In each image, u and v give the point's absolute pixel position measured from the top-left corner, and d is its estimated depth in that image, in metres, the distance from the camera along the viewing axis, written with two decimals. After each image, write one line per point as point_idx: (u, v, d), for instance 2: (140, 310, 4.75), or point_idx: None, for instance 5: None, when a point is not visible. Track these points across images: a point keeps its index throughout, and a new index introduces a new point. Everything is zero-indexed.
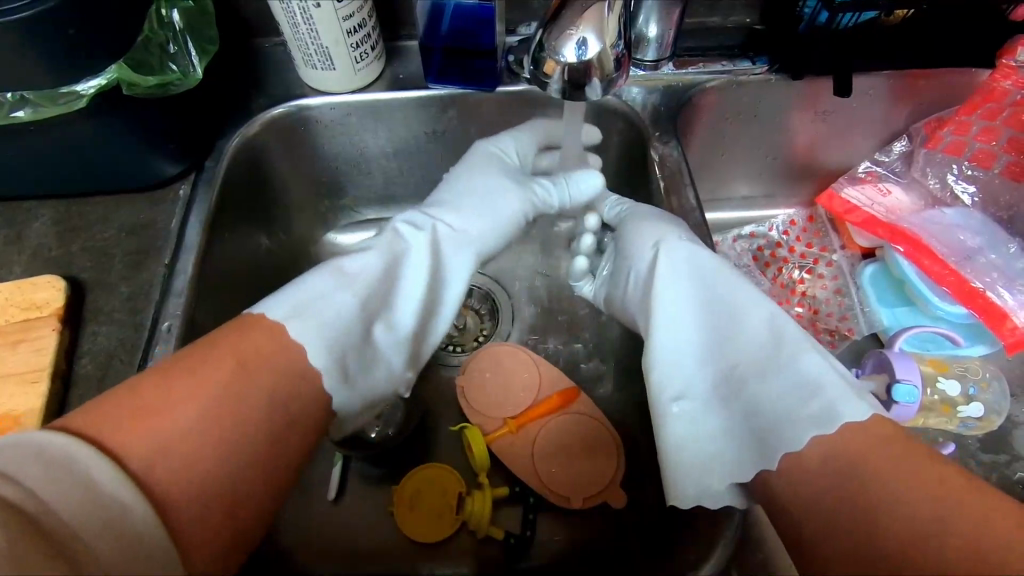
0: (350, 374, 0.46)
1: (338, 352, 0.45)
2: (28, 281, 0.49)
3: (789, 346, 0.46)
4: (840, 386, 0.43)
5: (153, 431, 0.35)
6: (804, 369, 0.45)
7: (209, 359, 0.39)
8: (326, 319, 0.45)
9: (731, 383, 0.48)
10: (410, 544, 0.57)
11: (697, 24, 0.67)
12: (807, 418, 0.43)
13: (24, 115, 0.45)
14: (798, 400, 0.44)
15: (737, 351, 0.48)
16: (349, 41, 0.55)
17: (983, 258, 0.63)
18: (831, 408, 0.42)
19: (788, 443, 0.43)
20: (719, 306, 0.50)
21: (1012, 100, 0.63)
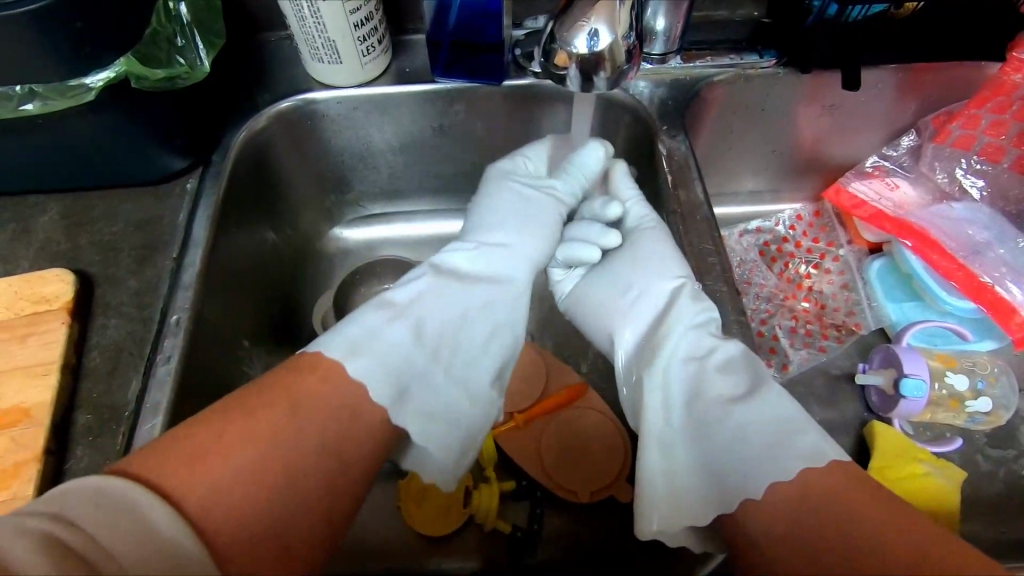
0: (430, 406, 0.47)
1: (398, 385, 0.45)
2: (36, 275, 0.49)
3: (765, 387, 0.45)
4: (815, 429, 0.42)
5: (208, 473, 0.35)
6: (784, 408, 0.44)
7: (267, 403, 0.39)
8: (392, 357, 0.46)
9: (704, 419, 0.45)
10: (417, 538, 0.57)
11: (704, 18, 0.67)
12: (784, 458, 0.41)
13: (33, 108, 0.46)
14: (778, 438, 0.42)
15: (710, 387, 0.46)
16: (356, 34, 0.55)
17: (991, 253, 0.63)
18: (816, 447, 0.41)
19: (763, 482, 0.41)
20: (697, 340, 0.49)
21: (1021, 94, 0.63)
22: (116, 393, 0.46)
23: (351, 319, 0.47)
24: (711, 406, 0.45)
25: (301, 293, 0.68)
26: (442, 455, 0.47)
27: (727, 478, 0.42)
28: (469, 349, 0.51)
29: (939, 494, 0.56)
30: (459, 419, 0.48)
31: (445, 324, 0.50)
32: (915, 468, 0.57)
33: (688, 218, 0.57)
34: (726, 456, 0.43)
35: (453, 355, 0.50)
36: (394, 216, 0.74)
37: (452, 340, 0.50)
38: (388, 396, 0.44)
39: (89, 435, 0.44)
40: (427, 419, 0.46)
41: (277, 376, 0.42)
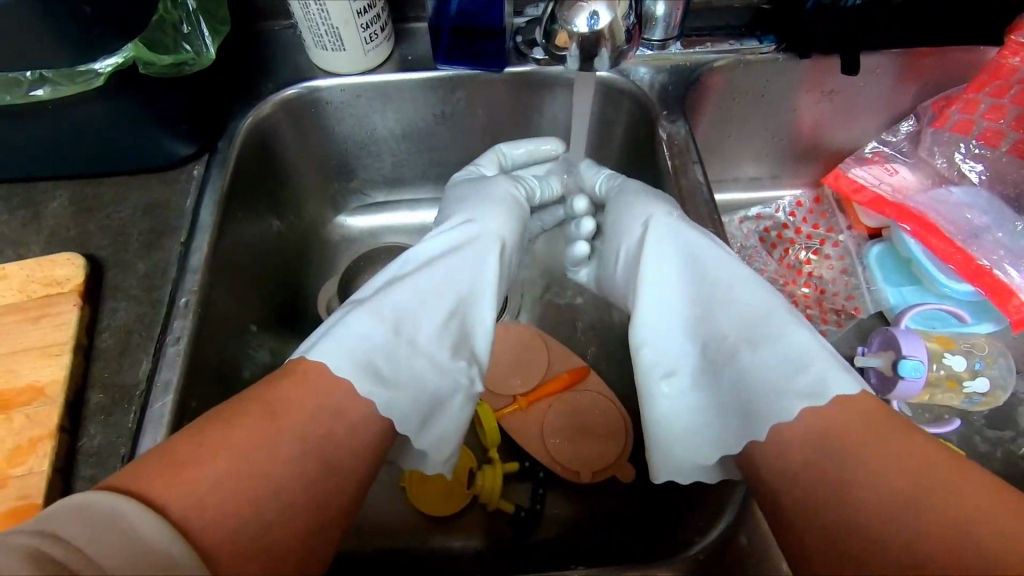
0: (398, 380, 0.45)
1: (364, 364, 0.44)
2: (48, 258, 0.50)
3: (777, 323, 0.46)
4: (826, 360, 0.43)
5: (190, 482, 0.35)
6: (794, 343, 0.45)
7: (242, 411, 0.39)
8: (358, 337, 0.45)
9: (717, 360, 0.48)
10: (422, 518, 0.58)
11: (704, 4, 0.67)
12: (796, 392, 0.43)
13: (43, 94, 0.47)
14: (789, 374, 0.44)
15: (717, 328, 0.48)
16: (359, 21, 0.55)
17: (989, 236, 0.64)
18: (822, 382, 0.43)
19: (778, 415, 0.43)
20: (704, 286, 0.50)
21: (1019, 78, 0.63)
22: (127, 373, 0.47)
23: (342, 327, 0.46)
24: (720, 349, 0.48)
25: (306, 280, 0.69)
26: (412, 420, 0.46)
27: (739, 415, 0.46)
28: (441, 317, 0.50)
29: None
30: (429, 382, 0.47)
31: (410, 302, 0.50)
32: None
33: (688, 203, 0.57)
34: (738, 397, 0.46)
35: (418, 332, 0.49)
36: (397, 204, 0.75)
37: (415, 315, 0.49)
38: (356, 376, 0.43)
39: (101, 413, 0.45)
40: (397, 395, 0.45)
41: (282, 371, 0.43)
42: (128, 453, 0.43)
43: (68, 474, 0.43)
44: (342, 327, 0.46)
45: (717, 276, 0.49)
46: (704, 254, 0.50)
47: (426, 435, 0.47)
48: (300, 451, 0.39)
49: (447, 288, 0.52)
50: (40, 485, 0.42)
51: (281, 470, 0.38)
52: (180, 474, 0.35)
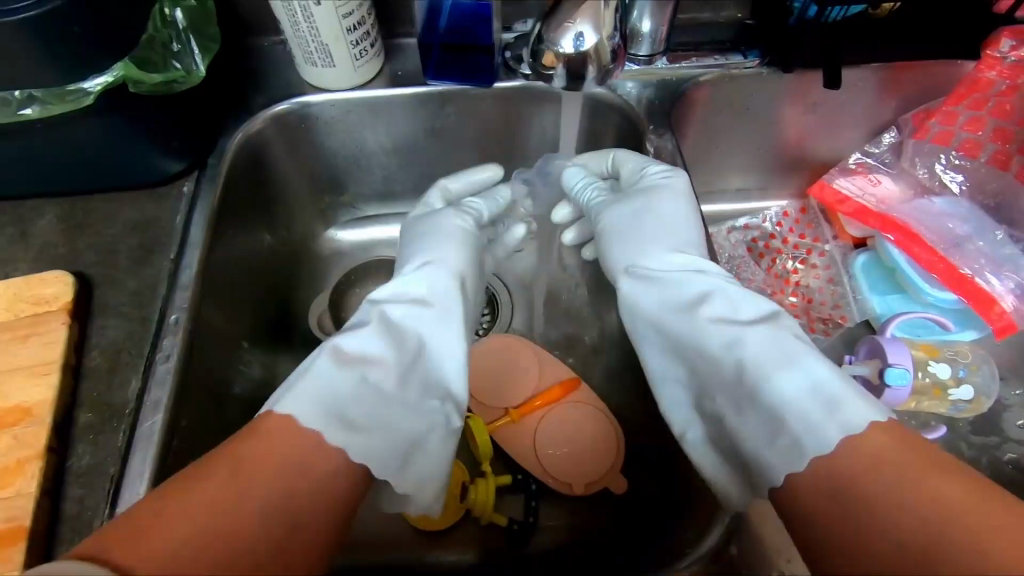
0: (370, 428, 0.44)
1: (331, 406, 0.43)
2: (37, 277, 0.50)
3: (788, 342, 0.45)
4: (819, 399, 0.41)
5: (160, 542, 0.32)
6: (806, 372, 0.43)
7: (209, 469, 0.36)
8: (321, 391, 0.44)
9: (728, 404, 0.46)
10: (416, 533, 0.58)
11: (689, 20, 0.68)
12: (793, 441, 0.41)
13: (32, 113, 0.46)
14: (799, 413, 0.41)
15: (721, 363, 0.47)
16: (349, 38, 0.56)
17: (971, 245, 0.65)
18: (814, 429, 0.40)
19: (789, 465, 0.41)
20: (704, 309, 0.50)
21: (996, 91, 0.65)
22: (116, 392, 0.47)
23: (309, 372, 0.45)
24: (728, 386, 0.46)
25: (297, 294, 0.69)
26: (388, 465, 0.45)
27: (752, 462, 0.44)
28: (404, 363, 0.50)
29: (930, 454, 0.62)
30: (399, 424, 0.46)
31: (371, 348, 0.50)
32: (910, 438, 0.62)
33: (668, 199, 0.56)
34: (742, 448, 0.45)
35: (384, 377, 0.48)
36: (390, 217, 0.75)
37: (377, 361, 0.49)
38: (325, 425, 0.42)
39: (89, 433, 0.45)
40: (372, 441, 0.44)
41: (252, 424, 0.40)
42: (118, 474, 0.43)
43: (56, 495, 0.43)
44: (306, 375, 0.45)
45: (695, 317, 0.49)
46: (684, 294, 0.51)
47: (403, 478, 0.46)
48: (283, 483, 0.37)
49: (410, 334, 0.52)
50: (28, 506, 0.41)
51: (263, 507, 0.36)
52: (160, 519, 0.33)
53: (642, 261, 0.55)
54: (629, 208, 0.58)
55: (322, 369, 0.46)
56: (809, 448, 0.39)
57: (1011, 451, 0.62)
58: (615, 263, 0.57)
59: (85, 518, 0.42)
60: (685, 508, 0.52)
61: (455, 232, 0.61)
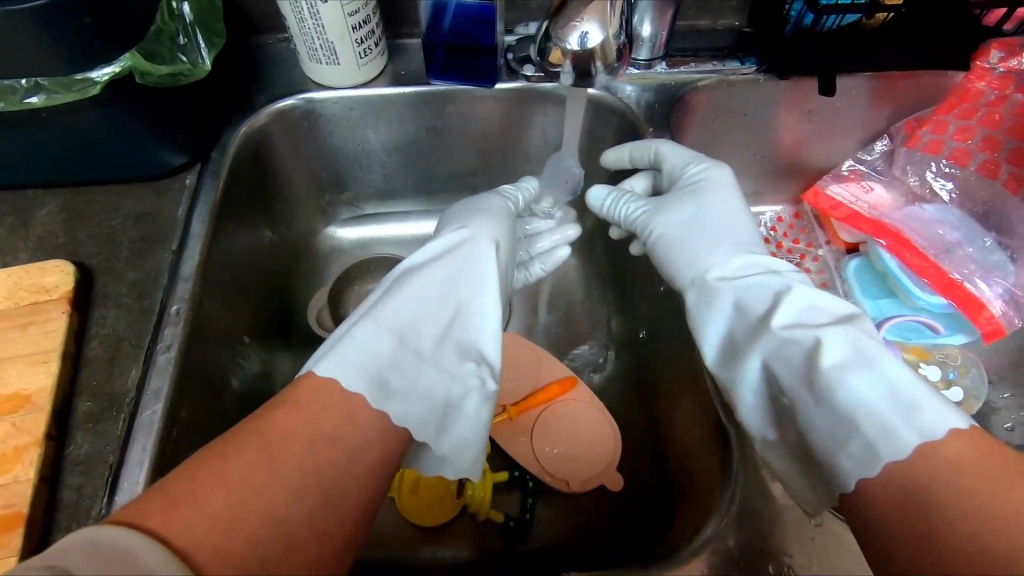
0: (408, 392, 0.44)
1: (373, 372, 0.43)
2: (36, 265, 0.49)
3: (865, 345, 0.43)
4: (894, 410, 0.40)
5: (189, 513, 0.31)
6: (882, 373, 0.41)
7: (241, 442, 0.36)
8: (361, 353, 0.44)
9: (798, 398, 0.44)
10: (412, 527, 0.58)
11: (687, 26, 0.70)
12: (870, 450, 0.39)
13: (38, 101, 0.46)
14: (881, 420, 0.39)
15: (791, 357, 0.45)
16: (354, 36, 0.57)
17: (961, 251, 0.67)
18: (891, 434, 0.39)
19: (860, 472, 0.40)
20: (773, 310, 0.48)
21: (985, 101, 0.67)
22: (116, 381, 0.47)
23: (351, 340, 0.44)
24: (797, 382, 0.44)
25: (296, 289, 0.69)
26: (425, 428, 0.44)
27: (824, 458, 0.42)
28: (443, 328, 0.49)
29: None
30: (438, 391, 0.46)
31: (409, 312, 0.49)
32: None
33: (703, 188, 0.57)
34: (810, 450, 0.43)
35: (423, 340, 0.48)
36: (390, 216, 0.76)
37: (416, 323, 0.48)
38: (365, 388, 0.42)
39: (89, 422, 0.45)
40: (410, 405, 0.43)
41: (285, 394, 0.40)
42: (117, 462, 0.43)
43: (54, 483, 0.43)
44: (349, 339, 0.45)
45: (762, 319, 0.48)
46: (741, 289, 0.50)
47: (443, 442, 0.46)
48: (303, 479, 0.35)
49: (446, 297, 0.51)
50: (26, 493, 0.41)
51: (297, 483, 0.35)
52: (178, 503, 0.32)
53: (707, 262, 0.53)
54: (679, 209, 0.57)
55: (365, 337, 0.45)
56: (883, 458, 0.38)
57: None
58: (665, 259, 0.56)
59: (82, 506, 0.42)
60: (681, 504, 0.53)
61: (489, 207, 0.61)
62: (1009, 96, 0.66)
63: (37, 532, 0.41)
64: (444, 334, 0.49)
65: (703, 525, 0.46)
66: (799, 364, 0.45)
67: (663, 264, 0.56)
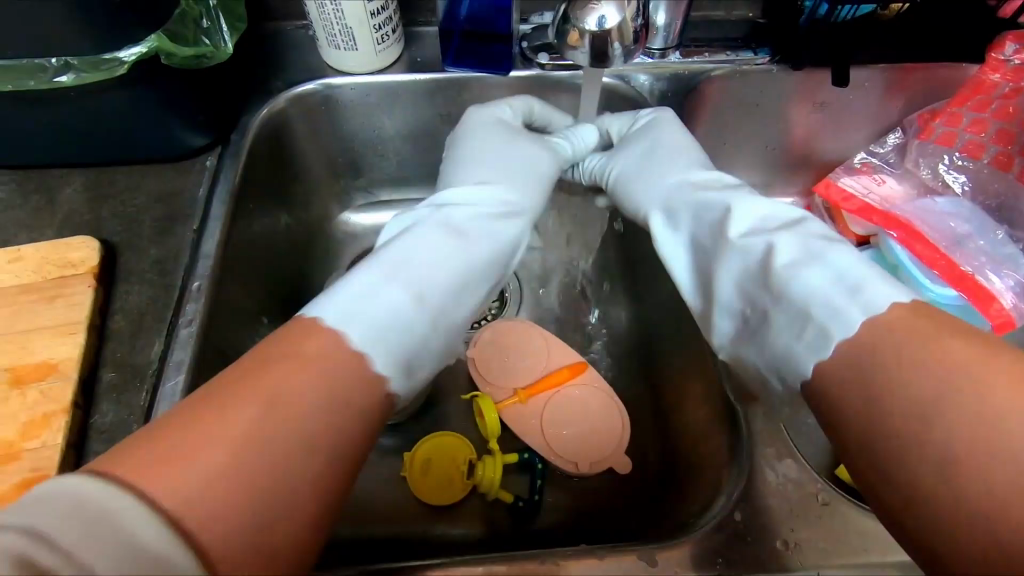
0: (428, 353, 0.43)
1: (401, 323, 0.41)
2: (64, 241, 0.51)
3: (815, 242, 0.44)
4: (835, 292, 0.40)
5: (190, 472, 0.29)
6: (832, 261, 0.42)
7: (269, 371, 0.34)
8: (378, 310, 0.40)
9: (756, 307, 0.46)
10: (423, 506, 0.59)
11: (702, 17, 0.70)
12: (814, 336, 0.40)
13: (67, 80, 0.48)
14: (813, 308, 0.40)
15: (741, 260, 0.47)
16: (373, 22, 0.57)
17: (972, 243, 0.67)
18: (832, 315, 0.39)
19: (810, 356, 0.40)
20: (729, 221, 0.49)
21: (1000, 93, 0.66)
22: (139, 353, 0.48)
23: (372, 285, 0.42)
24: (752, 286, 0.46)
25: (311, 274, 0.70)
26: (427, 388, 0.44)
27: (780, 363, 0.43)
28: (473, 271, 0.48)
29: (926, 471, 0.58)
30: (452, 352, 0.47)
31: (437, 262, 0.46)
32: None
33: (659, 129, 0.60)
34: (768, 357, 0.44)
35: (449, 295, 0.46)
36: (402, 203, 0.76)
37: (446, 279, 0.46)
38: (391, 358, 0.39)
39: (114, 392, 0.46)
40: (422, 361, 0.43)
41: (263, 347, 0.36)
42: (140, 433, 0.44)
43: (80, 449, 0.44)
44: (373, 285, 0.42)
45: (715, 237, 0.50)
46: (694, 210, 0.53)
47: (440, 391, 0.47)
48: None
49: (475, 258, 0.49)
50: (54, 458, 0.42)
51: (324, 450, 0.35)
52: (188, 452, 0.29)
53: (665, 185, 0.56)
54: (636, 147, 0.60)
55: (391, 287, 0.42)
56: (830, 335, 0.39)
57: None
58: (630, 189, 0.59)
59: None
60: (688, 486, 0.54)
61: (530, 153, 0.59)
62: (1023, 88, 0.65)
63: None
64: (472, 285, 0.48)
65: (714, 502, 0.48)
66: (751, 267, 0.46)
67: (625, 199, 0.60)
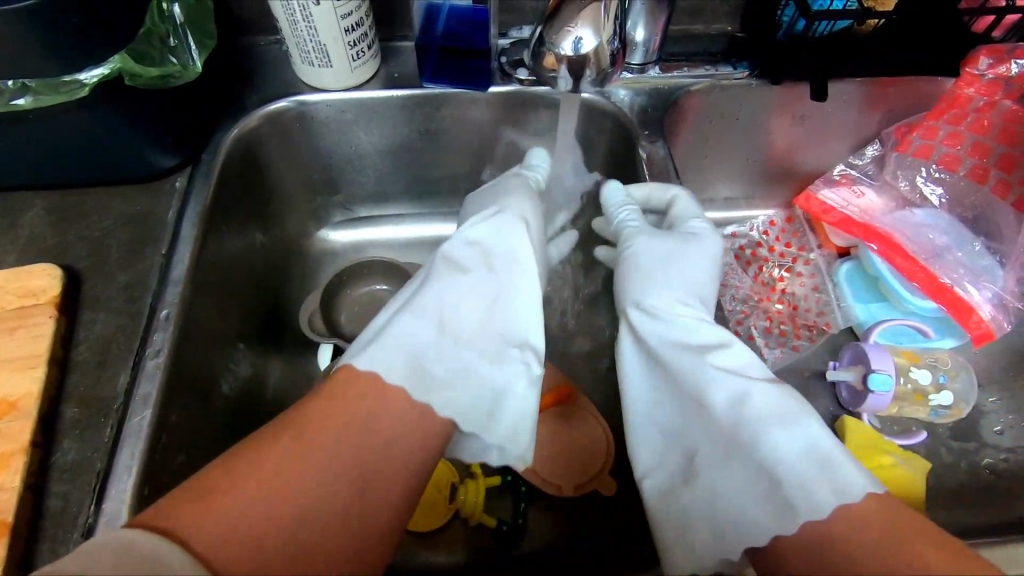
0: (451, 381, 0.47)
1: (420, 363, 0.46)
2: (24, 269, 0.49)
3: (791, 407, 0.45)
4: (811, 467, 0.41)
5: (220, 509, 0.34)
6: (806, 433, 0.43)
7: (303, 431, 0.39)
8: (397, 337, 0.47)
9: (716, 452, 0.45)
10: (404, 534, 0.58)
11: (681, 31, 0.70)
12: (781, 505, 0.41)
13: (25, 103, 0.46)
14: (764, 485, 0.42)
15: (713, 402, 0.47)
16: (347, 38, 0.56)
17: (951, 256, 0.67)
18: (802, 489, 0.40)
19: (773, 522, 0.41)
20: (714, 353, 0.50)
21: (974, 106, 0.67)
22: (105, 387, 0.46)
23: (393, 331, 0.47)
24: (714, 433, 0.46)
25: (289, 295, 0.68)
26: (475, 420, 0.47)
27: (721, 524, 0.44)
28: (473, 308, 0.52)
29: (907, 484, 0.59)
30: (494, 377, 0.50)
31: (446, 301, 0.51)
32: (882, 461, 0.60)
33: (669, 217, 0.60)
34: (720, 505, 0.44)
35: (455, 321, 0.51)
36: (382, 219, 0.75)
37: (458, 312, 0.51)
38: (408, 379, 0.45)
39: (77, 428, 0.45)
40: (453, 394, 0.46)
41: (322, 385, 0.43)
42: (104, 471, 0.42)
43: (40, 491, 0.42)
44: (395, 333, 0.47)
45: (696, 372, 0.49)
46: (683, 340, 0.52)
47: (492, 432, 0.48)
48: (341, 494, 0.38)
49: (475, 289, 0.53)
50: (11, 502, 0.40)
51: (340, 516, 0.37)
52: (219, 499, 0.34)
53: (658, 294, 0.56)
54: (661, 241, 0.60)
55: (409, 333, 0.48)
56: (801, 512, 0.40)
57: (989, 456, 0.64)
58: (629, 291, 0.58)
59: (70, 513, 0.42)
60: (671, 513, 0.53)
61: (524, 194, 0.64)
62: (997, 102, 0.66)
63: (21, 543, 0.40)
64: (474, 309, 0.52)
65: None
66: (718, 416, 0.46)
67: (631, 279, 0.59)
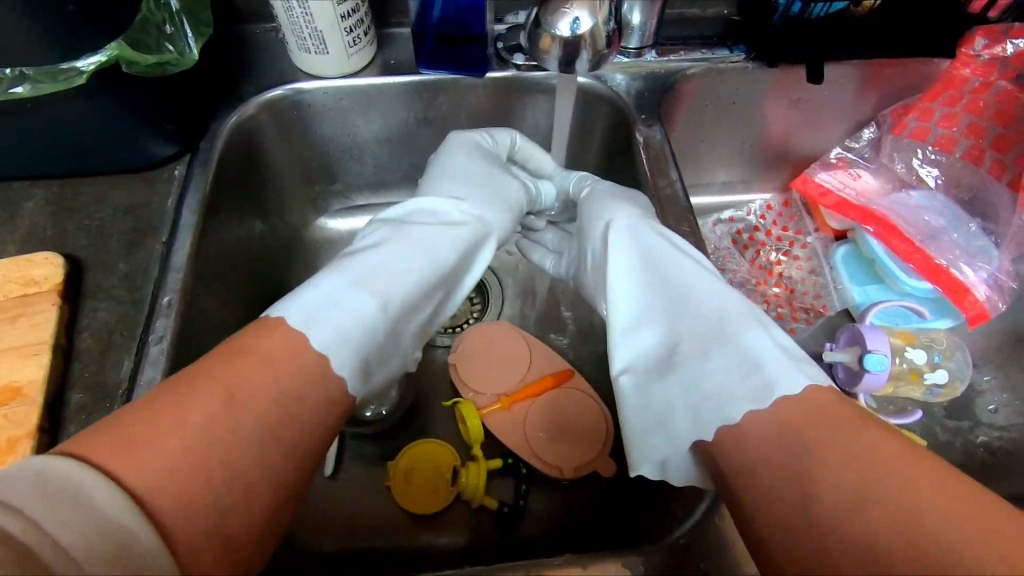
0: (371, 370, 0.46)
1: (355, 341, 0.44)
2: (25, 258, 0.49)
3: (760, 317, 0.48)
4: (779, 361, 0.43)
5: (150, 452, 0.34)
6: (773, 336, 0.46)
7: (227, 375, 0.38)
8: (346, 318, 0.45)
9: (695, 343, 0.48)
10: (410, 516, 0.59)
11: (676, 15, 0.70)
12: (747, 392, 0.43)
13: (22, 91, 0.46)
14: (735, 378, 0.44)
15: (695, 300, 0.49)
16: (343, 25, 0.56)
17: (947, 237, 0.67)
18: (768, 382, 0.42)
19: (722, 418, 0.43)
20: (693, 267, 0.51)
21: (970, 87, 0.68)
22: (109, 372, 0.47)
23: (335, 294, 0.46)
24: (694, 329, 0.48)
25: (289, 283, 0.69)
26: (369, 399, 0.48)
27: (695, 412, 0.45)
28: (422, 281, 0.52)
29: None
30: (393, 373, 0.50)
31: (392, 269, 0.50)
32: None
33: (666, 203, 0.59)
34: (695, 398, 0.46)
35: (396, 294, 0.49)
36: (381, 207, 0.75)
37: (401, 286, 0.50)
38: (348, 368, 0.43)
39: (82, 414, 0.45)
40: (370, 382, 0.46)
41: (245, 330, 0.42)
42: None
43: None
44: (338, 302, 0.46)
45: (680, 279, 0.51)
46: (659, 262, 0.52)
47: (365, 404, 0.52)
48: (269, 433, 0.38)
49: (419, 270, 0.51)
50: None
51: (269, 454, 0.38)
52: (146, 441, 0.34)
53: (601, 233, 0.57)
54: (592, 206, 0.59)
55: (351, 299, 0.46)
56: (776, 391, 0.41)
57: (984, 434, 0.64)
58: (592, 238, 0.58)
59: None
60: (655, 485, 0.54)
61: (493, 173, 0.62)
62: (993, 82, 0.67)
63: None
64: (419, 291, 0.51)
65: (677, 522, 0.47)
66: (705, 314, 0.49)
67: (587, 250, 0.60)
